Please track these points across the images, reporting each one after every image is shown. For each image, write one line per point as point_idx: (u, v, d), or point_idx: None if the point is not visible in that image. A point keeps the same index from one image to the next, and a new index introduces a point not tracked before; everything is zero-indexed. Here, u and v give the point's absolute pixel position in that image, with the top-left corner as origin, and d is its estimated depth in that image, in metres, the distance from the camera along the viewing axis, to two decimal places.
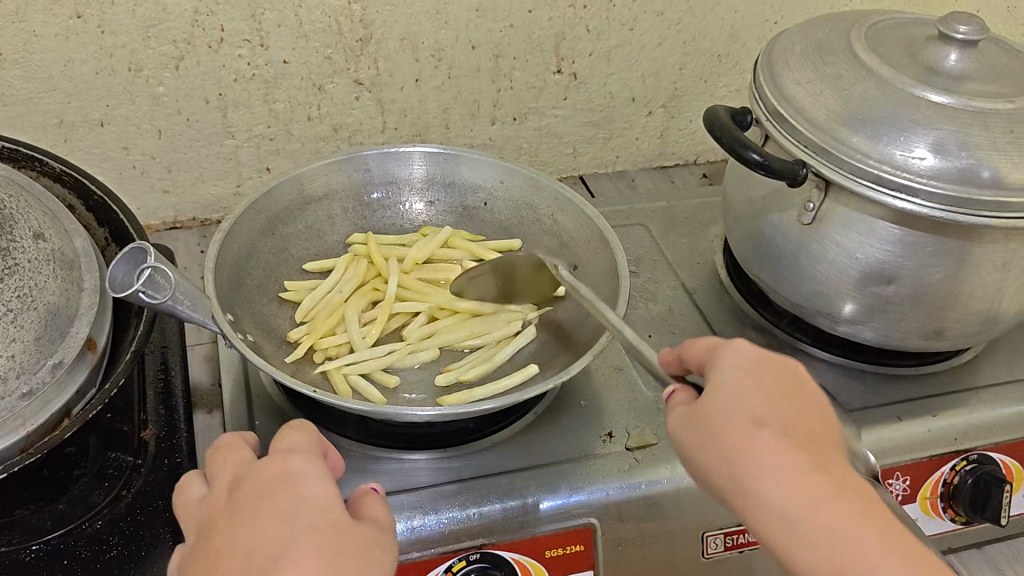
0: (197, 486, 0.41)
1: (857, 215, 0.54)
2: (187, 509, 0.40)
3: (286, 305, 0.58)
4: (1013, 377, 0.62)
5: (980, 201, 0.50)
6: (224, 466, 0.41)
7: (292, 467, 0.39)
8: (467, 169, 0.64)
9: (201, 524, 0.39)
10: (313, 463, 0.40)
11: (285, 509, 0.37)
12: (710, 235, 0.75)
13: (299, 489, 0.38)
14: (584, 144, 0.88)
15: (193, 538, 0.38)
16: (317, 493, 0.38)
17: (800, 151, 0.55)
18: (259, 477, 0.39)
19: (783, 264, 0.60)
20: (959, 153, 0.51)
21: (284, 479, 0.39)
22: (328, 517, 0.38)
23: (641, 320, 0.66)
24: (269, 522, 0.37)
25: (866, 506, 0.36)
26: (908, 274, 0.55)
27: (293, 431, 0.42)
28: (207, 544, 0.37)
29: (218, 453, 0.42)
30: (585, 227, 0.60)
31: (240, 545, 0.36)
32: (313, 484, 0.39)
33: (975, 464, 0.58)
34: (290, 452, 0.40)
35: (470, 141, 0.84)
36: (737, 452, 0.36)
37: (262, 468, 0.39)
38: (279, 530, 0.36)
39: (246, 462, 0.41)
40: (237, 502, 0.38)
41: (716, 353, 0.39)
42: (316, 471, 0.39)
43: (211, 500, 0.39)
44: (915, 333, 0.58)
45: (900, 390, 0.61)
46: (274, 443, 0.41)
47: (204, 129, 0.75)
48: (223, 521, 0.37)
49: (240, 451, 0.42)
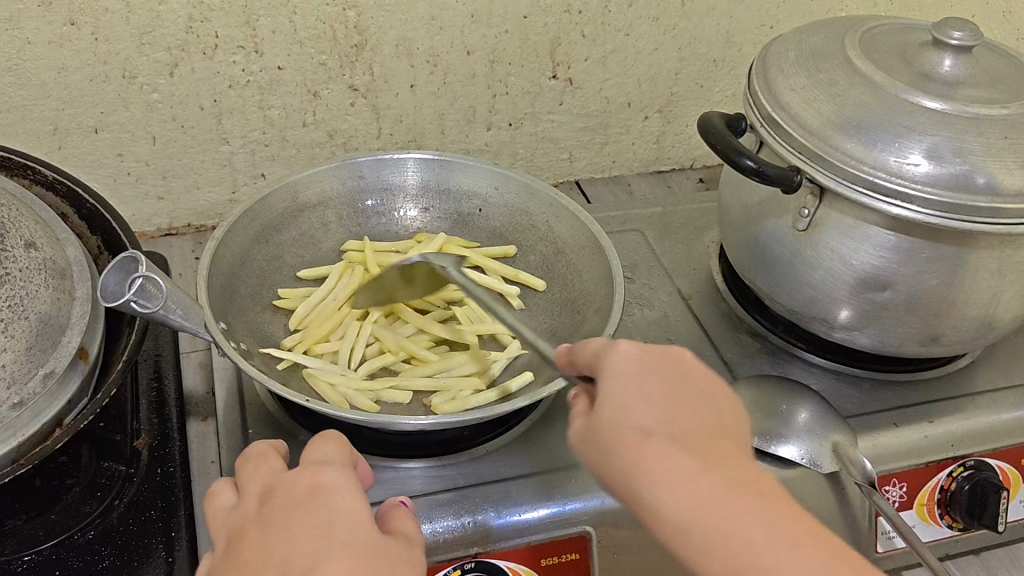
0: (227, 494, 0.41)
1: (853, 221, 0.54)
2: (218, 518, 0.40)
3: (280, 313, 0.58)
4: (1010, 383, 0.62)
5: (975, 208, 0.50)
6: (254, 476, 0.41)
7: (324, 479, 0.39)
8: (462, 176, 0.64)
9: (232, 534, 0.38)
10: (343, 474, 0.40)
11: (318, 520, 0.37)
12: (706, 241, 0.75)
13: (332, 500, 0.38)
14: (580, 149, 0.88)
15: (224, 548, 0.38)
16: (350, 505, 0.38)
17: (795, 158, 0.55)
18: (291, 488, 0.39)
19: (778, 270, 0.60)
20: (954, 159, 0.51)
21: (317, 490, 0.39)
22: (361, 529, 0.37)
23: (637, 326, 0.65)
24: (302, 532, 0.37)
25: (764, 505, 0.32)
26: (904, 280, 0.55)
27: (323, 443, 0.42)
28: (239, 554, 0.37)
29: (248, 464, 0.42)
30: (579, 233, 0.60)
31: (273, 556, 0.36)
32: (346, 496, 0.39)
33: (972, 471, 0.57)
34: (321, 463, 0.40)
35: (466, 147, 0.83)
36: (629, 465, 0.34)
37: (295, 478, 0.39)
38: (312, 540, 0.36)
39: (276, 472, 0.41)
40: (268, 513, 0.38)
41: (599, 357, 0.37)
42: (348, 483, 0.39)
43: (241, 509, 0.39)
44: (911, 339, 0.58)
45: (896, 396, 0.61)
46: (305, 456, 0.41)
47: (198, 136, 0.75)
48: (255, 531, 0.37)
49: (270, 462, 0.42)
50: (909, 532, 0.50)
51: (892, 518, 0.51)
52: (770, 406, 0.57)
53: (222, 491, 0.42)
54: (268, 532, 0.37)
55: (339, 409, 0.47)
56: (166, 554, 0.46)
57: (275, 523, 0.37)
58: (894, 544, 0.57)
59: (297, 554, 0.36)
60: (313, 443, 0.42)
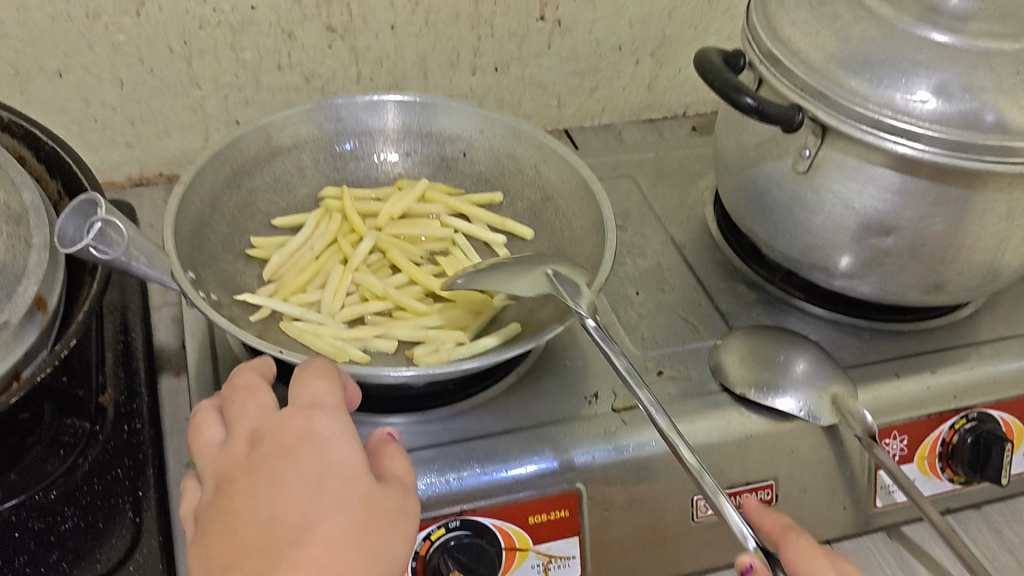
0: (215, 431, 0.38)
1: (856, 162, 0.52)
2: (205, 455, 0.38)
3: (254, 263, 0.55)
4: (1014, 332, 0.60)
5: (986, 146, 0.48)
6: (243, 416, 0.38)
7: (317, 427, 0.37)
8: (445, 118, 0.61)
9: (219, 479, 0.36)
10: (337, 422, 0.37)
11: (309, 475, 0.35)
12: (700, 188, 0.72)
13: (325, 452, 0.36)
14: (568, 95, 0.84)
15: (211, 493, 0.36)
16: (343, 459, 0.36)
17: (796, 96, 0.52)
18: (282, 433, 0.37)
19: (776, 215, 0.57)
20: (963, 96, 0.48)
21: (309, 439, 0.36)
22: (355, 486, 0.35)
23: (628, 276, 0.63)
24: (293, 487, 0.34)
25: None
26: (908, 225, 0.52)
27: (314, 380, 0.39)
28: (225, 505, 0.35)
29: (237, 399, 0.39)
30: (569, 178, 0.57)
31: (262, 514, 0.34)
32: (339, 448, 0.36)
33: (975, 423, 0.56)
34: (314, 408, 0.38)
35: (450, 92, 0.80)
36: None
37: (285, 424, 0.37)
38: (302, 498, 0.34)
39: (267, 414, 0.38)
40: (257, 461, 0.36)
41: None
42: (342, 432, 0.37)
43: (230, 451, 0.37)
44: (914, 287, 0.56)
45: (897, 346, 0.58)
46: (294, 397, 0.39)
47: (168, 79, 0.71)
48: (242, 481, 0.35)
49: (259, 398, 0.39)
50: (910, 487, 0.50)
51: (893, 470, 0.50)
52: (767, 358, 0.54)
53: (210, 423, 0.39)
54: (256, 484, 0.35)
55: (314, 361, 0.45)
56: (134, 514, 0.44)
57: (265, 474, 0.35)
58: (893, 498, 0.56)
59: (287, 511, 0.34)
60: (303, 384, 0.39)
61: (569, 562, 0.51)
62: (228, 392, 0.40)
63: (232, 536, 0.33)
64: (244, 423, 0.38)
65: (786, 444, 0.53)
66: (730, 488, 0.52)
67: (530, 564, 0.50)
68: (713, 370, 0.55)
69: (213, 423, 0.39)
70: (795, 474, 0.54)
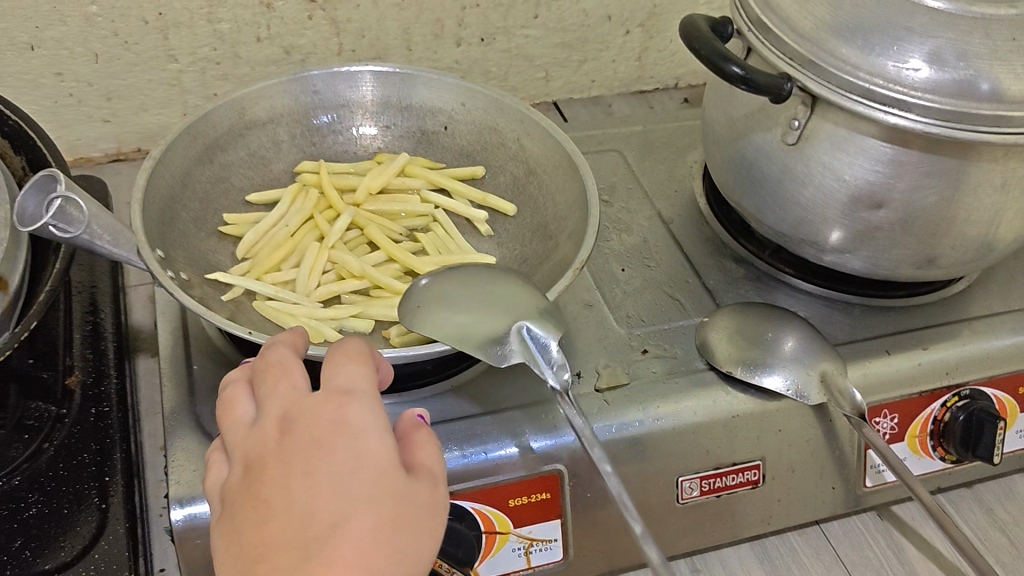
0: (245, 407, 0.35)
1: (847, 133, 0.50)
2: (234, 434, 0.34)
3: (228, 240, 0.54)
4: (1009, 308, 0.58)
5: (981, 115, 0.46)
6: (274, 395, 0.34)
7: (350, 415, 0.33)
8: (425, 90, 0.59)
9: (247, 463, 0.33)
10: (373, 410, 0.33)
11: (343, 471, 0.31)
12: (689, 161, 0.70)
13: (359, 445, 0.32)
14: (556, 67, 0.82)
15: (240, 480, 0.33)
16: (378, 451, 0.32)
17: (785, 64, 0.50)
18: (314, 421, 0.33)
19: (765, 188, 0.56)
20: (957, 63, 0.46)
21: (343, 428, 0.32)
22: (390, 481, 0.32)
23: (614, 252, 0.61)
24: (325, 483, 0.31)
25: None
26: (900, 197, 0.51)
27: (349, 360, 0.35)
28: (252, 496, 0.31)
29: (267, 375, 0.35)
30: (552, 151, 0.56)
31: (291, 513, 0.30)
32: (374, 438, 0.32)
33: (967, 401, 0.54)
34: (348, 393, 0.34)
35: (434, 65, 0.78)
36: None
37: (317, 409, 0.33)
38: (334, 495, 0.31)
39: (299, 393, 0.34)
40: (288, 449, 0.32)
41: None
42: (379, 420, 0.33)
43: (258, 435, 0.33)
44: (906, 262, 0.54)
45: (888, 322, 0.57)
46: (328, 378, 0.34)
47: (144, 53, 0.69)
48: (272, 471, 0.32)
49: (292, 376, 0.35)
50: (900, 466, 0.49)
51: (882, 450, 0.49)
52: (755, 336, 0.53)
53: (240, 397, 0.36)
54: (286, 475, 0.31)
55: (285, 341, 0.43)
56: (100, 500, 0.43)
57: (297, 465, 0.31)
58: (884, 477, 0.55)
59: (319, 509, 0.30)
60: (340, 365, 0.35)
61: (550, 545, 0.50)
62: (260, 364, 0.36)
63: (260, 533, 0.30)
64: (275, 403, 0.34)
65: (774, 423, 0.52)
66: (715, 468, 0.51)
67: (511, 547, 0.49)
68: (701, 349, 0.54)
69: (245, 400, 0.35)
70: (783, 454, 0.52)
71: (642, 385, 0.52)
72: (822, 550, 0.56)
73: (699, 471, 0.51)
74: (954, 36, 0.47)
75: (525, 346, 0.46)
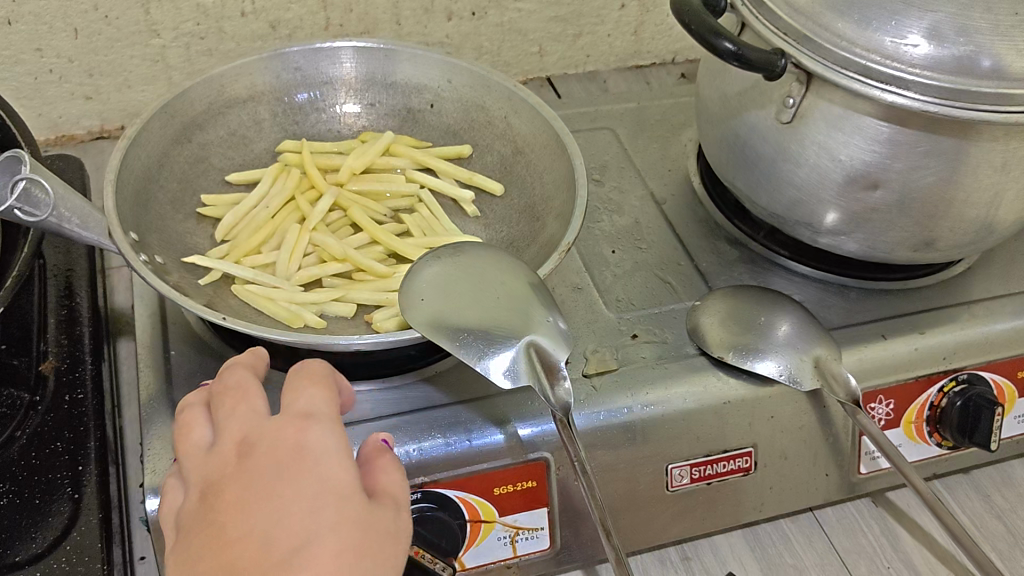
0: (201, 431, 0.34)
1: (842, 111, 0.48)
2: (190, 459, 0.33)
3: (207, 222, 0.52)
4: (1009, 291, 0.57)
5: (984, 92, 0.44)
6: (232, 417, 0.34)
7: (310, 439, 0.32)
8: (409, 67, 0.58)
9: (205, 488, 0.32)
10: (333, 434, 0.33)
11: (302, 493, 0.30)
12: (684, 139, 0.69)
13: (320, 468, 0.31)
14: (550, 41, 0.81)
15: (196, 505, 0.32)
16: (339, 475, 0.31)
17: (779, 40, 0.49)
18: (273, 444, 0.32)
19: (758, 168, 0.54)
20: (958, 39, 0.45)
21: (304, 451, 0.32)
22: (352, 505, 0.31)
23: (604, 233, 0.60)
24: (286, 504, 0.30)
25: None
26: (897, 178, 0.49)
27: (309, 387, 0.35)
28: (209, 523, 0.30)
29: (226, 397, 0.35)
30: (539, 130, 0.54)
31: (249, 538, 0.29)
32: (335, 462, 0.32)
33: (964, 385, 0.53)
34: (309, 418, 0.33)
35: (425, 40, 0.76)
36: None
37: (277, 432, 0.32)
38: (296, 517, 0.30)
39: (258, 416, 0.34)
40: (247, 471, 0.31)
41: None
42: (338, 444, 0.32)
43: (215, 459, 0.32)
44: (903, 244, 0.53)
45: (884, 306, 0.56)
46: (287, 405, 0.34)
47: (125, 27, 0.68)
48: (229, 495, 0.31)
49: (251, 399, 0.34)
50: (895, 454, 0.47)
51: (876, 437, 0.48)
52: (748, 321, 0.52)
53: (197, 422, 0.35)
54: (245, 498, 0.30)
55: (260, 327, 0.42)
56: (73, 490, 0.42)
57: (256, 488, 0.30)
58: (878, 464, 0.54)
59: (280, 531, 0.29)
60: (300, 389, 0.35)
61: (536, 534, 0.49)
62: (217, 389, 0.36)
63: (218, 557, 0.29)
64: (234, 425, 0.33)
65: (766, 410, 0.50)
66: (705, 456, 0.50)
67: (496, 536, 0.48)
68: (692, 333, 0.53)
69: (203, 424, 0.34)
70: (775, 441, 0.51)
71: (631, 371, 0.50)
72: (814, 538, 0.55)
73: (689, 458, 0.50)
74: (954, 9, 0.45)
75: (530, 360, 0.43)
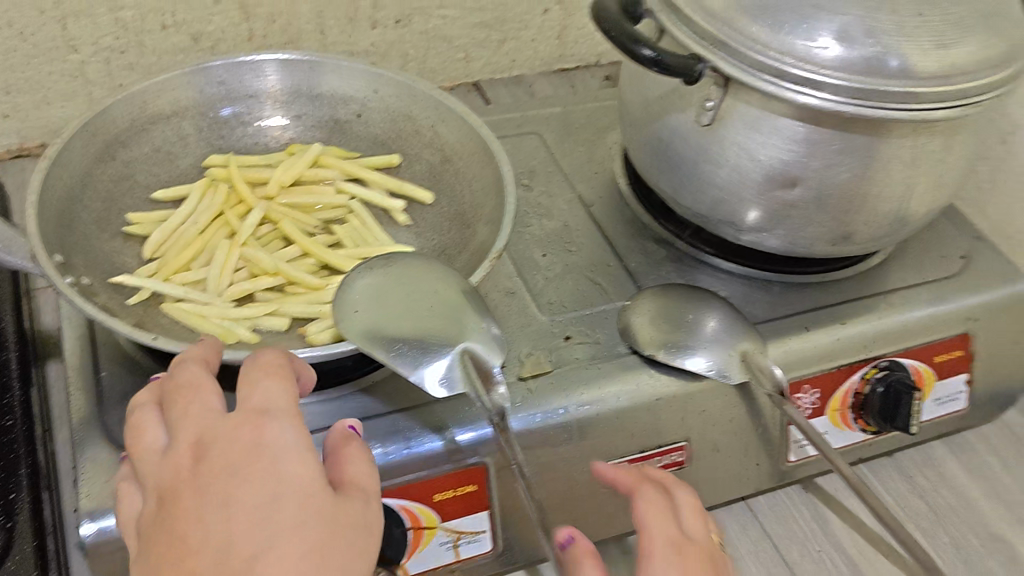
0: (154, 432, 0.33)
1: (759, 113, 0.50)
2: (142, 462, 0.33)
3: (134, 240, 0.52)
4: (922, 279, 0.59)
5: (893, 90, 0.46)
6: (185, 418, 0.33)
7: (269, 437, 0.32)
8: (335, 78, 0.58)
9: (161, 493, 0.31)
10: (292, 430, 0.32)
11: (263, 496, 0.30)
12: (609, 142, 0.70)
13: (281, 468, 0.31)
14: (476, 47, 0.81)
15: (153, 511, 0.31)
16: (300, 473, 0.31)
17: (697, 44, 0.50)
18: (230, 443, 0.31)
19: (681, 169, 0.55)
20: (865, 40, 0.47)
21: (262, 450, 0.31)
22: (316, 502, 0.31)
23: (534, 237, 0.61)
24: (246, 508, 0.30)
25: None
26: (813, 175, 0.51)
27: (263, 381, 0.34)
28: (167, 531, 0.30)
29: (176, 396, 0.34)
30: (467, 137, 0.55)
31: (211, 546, 0.29)
32: (295, 460, 0.32)
33: (885, 371, 0.55)
34: (265, 414, 0.33)
35: (350, 49, 0.76)
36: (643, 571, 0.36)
37: (234, 431, 0.32)
38: (258, 521, 0.29)
39: (212, 414, 0.33)
40: (203, 474, 0.31)
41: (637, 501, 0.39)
42: (298, 440, 0.32)
43: (169, 461, 0.32)
44: (821, 238, 0.55)
45: (806, 298, 0.58)
46: (243, 400, 0.34)
47: (41, 43, 0.66)
48: (188, 502, 0.30)
49: (204, 396, 0.34)
50: (821, 441, 0.49)
51: (803, 425, 0.49)
52: (676, 318, 0.53)
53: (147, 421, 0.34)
54: (203, 505, 0.30)
55: (192, 346, 0.42)
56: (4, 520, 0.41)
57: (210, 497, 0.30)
58: (806, 452, 0.56)
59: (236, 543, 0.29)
60: (253, 385, 0.34)
61: (478, 537, 0.50)
62: (166, 386, 0.35)
63: (179, 565, 0.29)
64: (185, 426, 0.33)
65: (697, 404, 0.52)
66: (641, 452, 0.51)
67: (439, 541, 0.49)
68: (623, 333, 0.54)
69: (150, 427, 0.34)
70: (707, 434, 0.53)
71: (565, 372, 0.51)
72: (748, 526, 0.57)
73: (625, 455, 0.51)
74: (861, 10, 0.47)
75: (465, 370, 0.44)
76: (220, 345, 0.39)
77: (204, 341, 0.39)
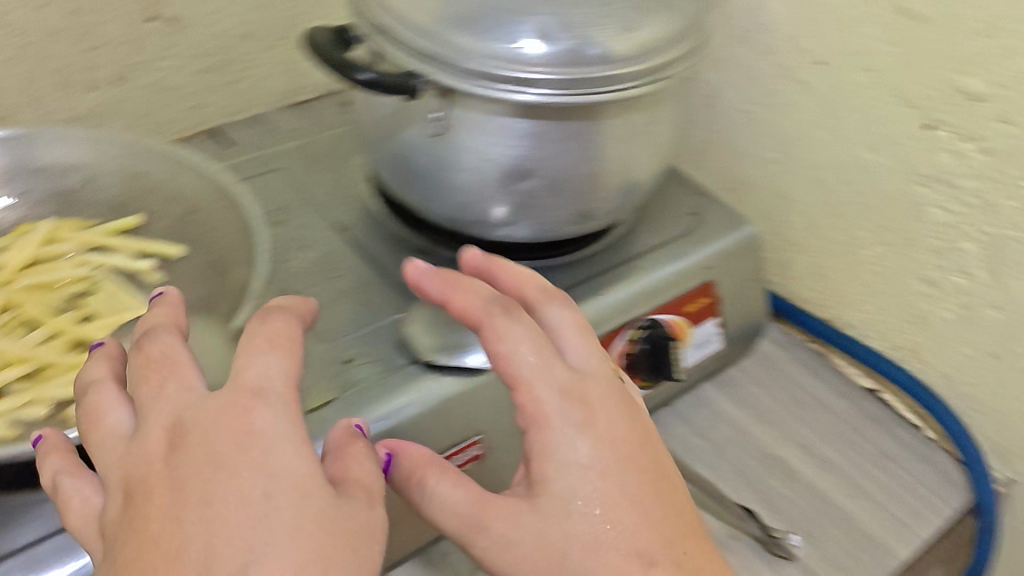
0: (119, 414, 0.34)
1: (483, 115, 0.53)
2: (108, 450, 0.33)
3: None
4: (662, 240, 0.65)
5: (602, 73, 0.51)
6: (159, 400, 0.33)
7: (257, 422, 0.31)
8: (51, 149, 0.56)
9: (132, 483, 0.31)
10: (280, 418, 0.32)
11: (251, 491, 0.29)
12: (354, 165, 0.71)
13: (269, 458, 0.30)
14: (204, 94, 0.80)
15: (123, 505, 0.31)
16: (293, 469, 0.30)
17: (413, 62, 0.52)
18: (216, 426, 0.31)
19: (425, 180, 0.58)
20: (563, 35, 0.51)
21: (251, 438, 0.31)
22: (313, 503, 0.30)
23: (298, 271, 0.61)
24: (230, 500, 0.29)
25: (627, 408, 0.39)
26: (544, 165, 0.55)
27: (269, 353, 0.34)
28: (137, 526, 0.30)
29: (148, 371, 0.34)
30: (207, 186, 0.55)
31: (190, 541, 0.29)
32: (281, 454, 0.31)
33: (648, 329, 0.60)
34: (257, 395, 0.32)
35: (68, 115, 0.73)
36: (519, 390, 0.37)
37: (220, 412, 0.32)
38: (250, 517, 0.29)
39: (189, 396, 0.33)
40: (183, 463, 0.31)
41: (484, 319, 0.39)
42: (285, 427, 0.31)
43: (140, 450, 0.32)
44: (564, 221, 0.59)
45: (564, 278, 0.62)
46: (231, 378, 0.33)
47: None
48: (162, 496, 0.30)
49: (178, 374, 0.34)
50: None
51: None
52: (448, 321, 0.55)
53: (113, 404, 0.35)
54: (181, 504, 0.30)
55: None
56: None
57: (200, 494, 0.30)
58: None
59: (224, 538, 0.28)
60: (251, 361, 0.34)
61: None
62: (134, 362, 0.35)
63: (154, 558, 0.29)
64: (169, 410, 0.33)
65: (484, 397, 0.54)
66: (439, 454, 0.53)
67: None
68: (400, 345, 0.55)
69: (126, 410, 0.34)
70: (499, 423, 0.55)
71: (351, 395, 0.52)
72: None
73: None
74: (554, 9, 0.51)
75: None
76: (185, 314, 0.39)
77: (162, 306, 0.39)
